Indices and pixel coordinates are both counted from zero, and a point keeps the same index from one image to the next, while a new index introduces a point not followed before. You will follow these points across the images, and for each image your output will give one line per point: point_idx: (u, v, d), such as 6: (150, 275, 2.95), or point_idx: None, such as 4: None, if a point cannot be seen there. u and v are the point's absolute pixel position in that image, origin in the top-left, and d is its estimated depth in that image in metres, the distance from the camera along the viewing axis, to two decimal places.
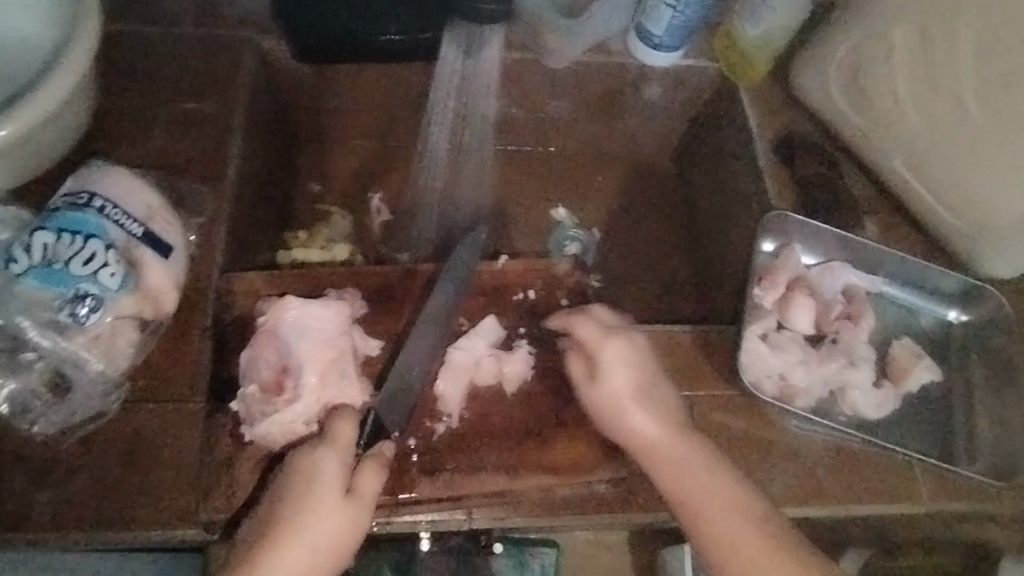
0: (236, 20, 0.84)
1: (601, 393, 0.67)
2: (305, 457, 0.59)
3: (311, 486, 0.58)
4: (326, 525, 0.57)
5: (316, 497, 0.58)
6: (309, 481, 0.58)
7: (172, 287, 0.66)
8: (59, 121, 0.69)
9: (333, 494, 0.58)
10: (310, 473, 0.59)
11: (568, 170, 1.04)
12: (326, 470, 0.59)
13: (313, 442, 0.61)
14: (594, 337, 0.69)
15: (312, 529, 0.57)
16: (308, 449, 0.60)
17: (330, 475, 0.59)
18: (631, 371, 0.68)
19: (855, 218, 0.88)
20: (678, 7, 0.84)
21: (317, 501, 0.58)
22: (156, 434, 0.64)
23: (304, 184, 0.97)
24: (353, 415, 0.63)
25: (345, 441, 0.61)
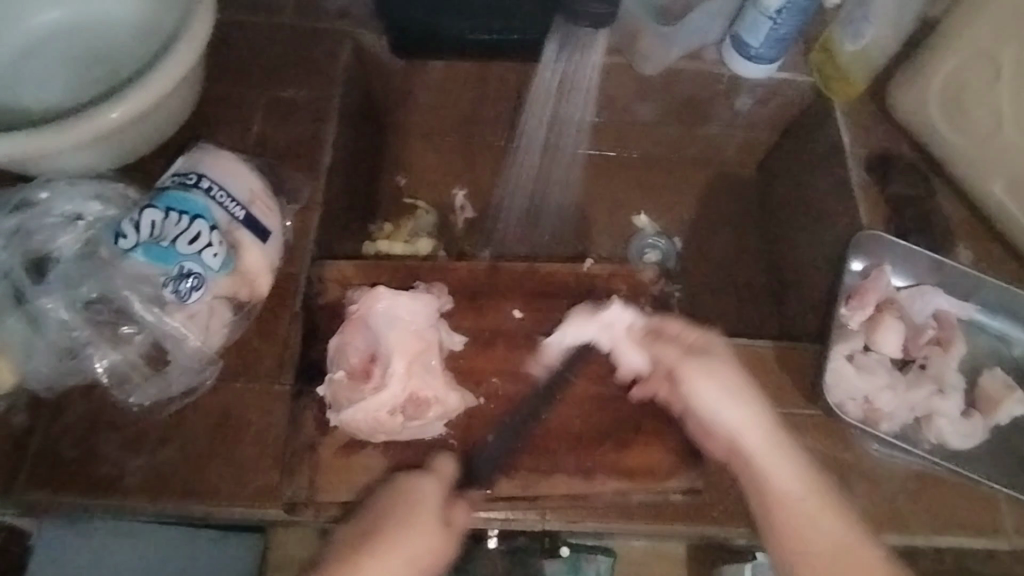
0: (335, 14, 0.86)
1: (702, 400, 0.63)
2: (406, 482, 0.61)
3: (413, 506, 0.59)
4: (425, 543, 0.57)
5: (415, 516, 0.58)
6: (409, 504, 0.59)
7: (267, 270, 0.67)
8: (170, 104, 0.71)
9: (433, 517, 0.59)
10: (415, 497, 0.60)
11: (647, 176, 1.03)
12: (428, 492, 0.60)
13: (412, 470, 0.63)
14: (708, 342, 0.66)
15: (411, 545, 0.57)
16: (409, 473, 0.62)
17: (432, 497, 0.60)
18: (748, 404, 0.63)
19: (948, 240, 0.85)
20: (778, 19, 0.83)
21: (417, 518, 0.58)
22: (244, 412, 0.66)
23: (390, 177, 0.99)
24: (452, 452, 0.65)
25: (445, 472, 0.63)
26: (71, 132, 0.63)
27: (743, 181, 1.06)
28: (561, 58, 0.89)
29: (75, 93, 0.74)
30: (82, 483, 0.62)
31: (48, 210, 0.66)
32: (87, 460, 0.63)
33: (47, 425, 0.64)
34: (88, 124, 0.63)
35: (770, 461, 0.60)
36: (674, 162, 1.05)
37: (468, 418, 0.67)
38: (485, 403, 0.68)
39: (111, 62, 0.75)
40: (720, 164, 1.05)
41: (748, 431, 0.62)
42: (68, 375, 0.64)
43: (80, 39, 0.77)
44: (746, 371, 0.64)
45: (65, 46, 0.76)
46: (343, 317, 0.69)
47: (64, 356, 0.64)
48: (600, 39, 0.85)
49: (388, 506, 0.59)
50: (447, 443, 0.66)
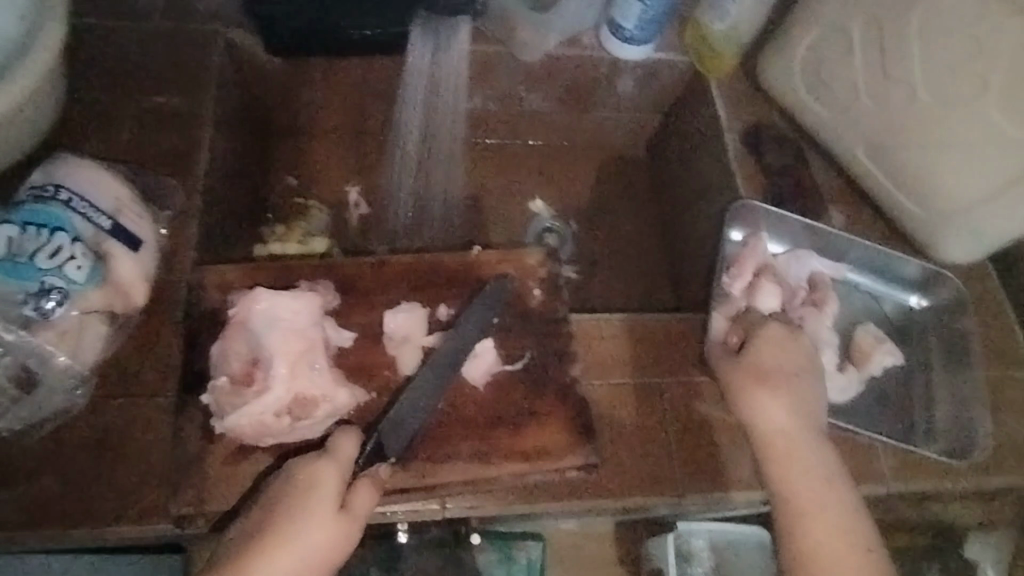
0: (206, 15, 0.84)
1: (759, 406, 0.67)
2: (304, 467, 0.60)
3: (308, 500, 0.58)
4: (321, 534, 0.57)
5: (311, 507, 0.58)
6: (299, 502, 0.58)
7: (142, 281, 0.65)
8: (26, 117, 0.68)
9: (329, 506, 0.58)
10: (308, 493, 0.59)
11: (537, 164, 1.05)
12: (325, 485, 0.59)
13: (315, 458, 0.61)
14: (754, 327, 0.72)
15: (311, 538, 0.57)
16: (308, 459, 0.61)
17: (330, 487, 0.59)
18: (787, 388, 0.68)
19: (821, 207, 0.90)
20: (646, 2, 0.86)
21: (315, 509, 0.58)
22: (126, 430, 0.63)
23: (281, 179, 0.96)
24: (354, 431, 0.63)
25: (345, 454, 0.61)
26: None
27: (633, 162, 1.09)
28: (428, 48, 0.92)
29: None
30: None
31: None
32: None
33: None
34: None
35: (807, 471, 0.65)
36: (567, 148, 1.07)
37: (360, 414, 0.66)
38: (377, 398, 0.67)
39: None
40: (609, 148, 1.08)
41: (789, 440, 0.66)
42: None
43: None
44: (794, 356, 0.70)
45: None
46: (224, 322, 0.67)
47: None
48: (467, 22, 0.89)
49: (291, 502, 0.58)
50: None
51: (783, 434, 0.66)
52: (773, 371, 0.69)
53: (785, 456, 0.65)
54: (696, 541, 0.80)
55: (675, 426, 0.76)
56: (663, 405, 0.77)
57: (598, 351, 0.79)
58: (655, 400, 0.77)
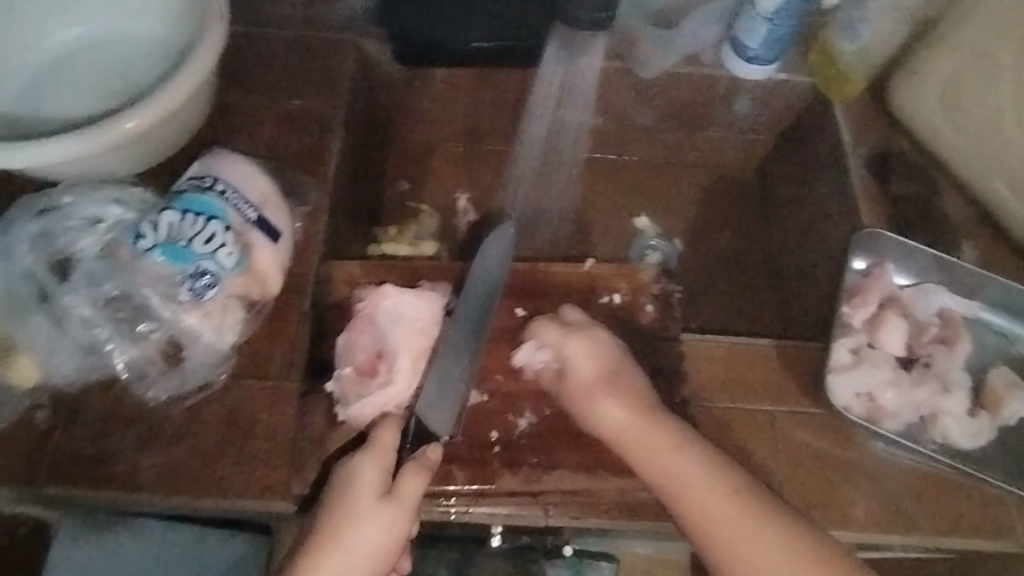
0: (344, 25, 0.89)
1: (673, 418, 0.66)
2: (348, 462, 0.62)
3: (354, 495, 0.60)
4: (374, 525, 0.59)
5: (352, 500, 0.60)
6: (343, 497, 0.60)
7: (278, 271, 0.70)
8: (187, 113, 0.74)
9: (370, 497, 0.60)
10: (354, 486, 0.61)
11: (644, 180, 1.04)
12: (365, 477, 0.61)
13: (362, 450, 0.63)
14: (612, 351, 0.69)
15: (367, 530, 0.59)
16: (353, 454, 0.63)
17: (369, 479, 0.61)
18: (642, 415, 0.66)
19: (950, 240, 0.85)
20: (776, 20, 0.85)
21: (357, 501, 0.60)
22: (255, 409, 0.67)
23: (395, 183, 1.00)
24: (396, 420, 0.65)
25: (385, 446, 0.63)
26: (87, 139, 0.66)
27: (741, 182, 1.06)
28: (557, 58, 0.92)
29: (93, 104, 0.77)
30: (100, 477, 0.64)
31: (71, 214, 0.69)
32: (105, 454, 0.65)
33: (69, 420, 0.66)
34: (106, 134, 0.66)
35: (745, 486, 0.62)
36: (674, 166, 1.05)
37: (473, 414, 0.69)
38: (489, 400, 0.70)
39: (127, 73, 0.78)
40: (720, 166, 1.06)
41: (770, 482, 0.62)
42: (89, 371, 0.67)
43: (99, 53, 0.79)
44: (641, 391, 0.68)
45: (85, 61, 0.79)
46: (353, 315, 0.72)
47: (86, 352, 0.66)
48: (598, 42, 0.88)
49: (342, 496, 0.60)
50: (452, 439, 0.67)
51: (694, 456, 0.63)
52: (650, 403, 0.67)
53: (690, 502, 0.61)
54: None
55: (783, 455, 0.74)
56: (772, 433, 0.75)
57: (709, 374, 0.76)
58: (762, 426, 0.75)
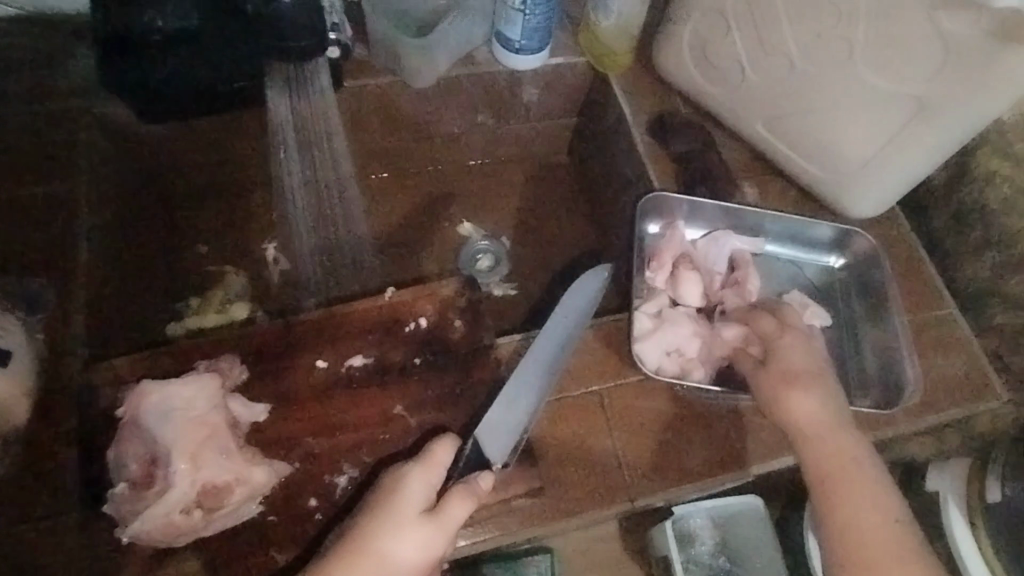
0: (71, 92, 0.79)
1: (788, 404, 0.66)
2: (395, 475, 0.61)
3: (398, 511, 0.59)
4: (405, 549, 0.58)
5: (394, 516, 0.58)
6: (399, 517, 0.59)
7: (16, 394, 0.62)
8: None
9: (412, 514, 0.59)
10: (399, 507, 0.59)
11: (452, 187, 1.01)
12: (414, 490, 0.60)
13: (410, 465, 0.61)
14: (774, 334, 0.71)
15: (392, 558, 0.57)
16: (396, 469, 0.62)
17: (413, 496, 0.60)
18: (814, 383, 0.67)
19: (732, 184, 0.89)
20: (527, 10, 0.85)
21: (402, 516, 0.59)
22: (28, 556, 0.59)
23: (192, 247, 0.89)
24: (452, 439, 0.64)
25: (435, 461, 0.62)
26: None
27: (560, 168, 1.06)
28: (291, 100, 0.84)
29: None
30: None
31: None
32: None
33: None
34: None
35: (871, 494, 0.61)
36: (492, 168, 1.04)
37: (286, 487, 0.63)
38: (301, 468, 0.64)
39: None
40: (535, 159, 1.06)
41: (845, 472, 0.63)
42: None
43: None
44: (817, 361, 0.69)
45: None
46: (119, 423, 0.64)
47: None
48: (323, 69, 0.83)
49: (364, 525, 0.58)
50: (266, 521, 0.62)
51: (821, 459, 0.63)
52: (802, 371, 0.68)
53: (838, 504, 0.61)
54: (695, 520, 0.87)
55: (619, 430, 0.73)
56: (604, 414, 0.73)
57: None
58: (594, 410, 0.73)
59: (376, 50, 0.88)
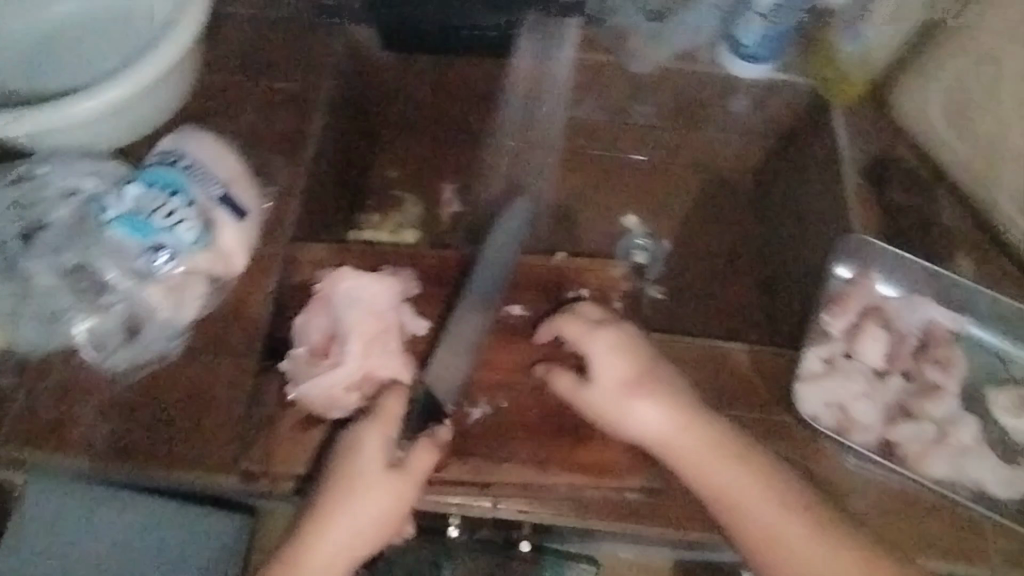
0: (332, 12, 0.90)
1: (627, 415, 0.66)
2: (356, 432, 0.63)
3: (356, 474, 0.62)
4: (386, 501, 0.62)
5: (356, 475, 0.62)
6: (354, 476, 0.62)
7: (242, 250, 0.71)
8: (168, 87, 0.76)
9: (374, 470, 0.62)
10: (356, 466, 0.62)
11: (635, 175, 0.97)
12: (371, 449, 0.62)
13: (359, 428, 0.63)
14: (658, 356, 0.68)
15: (361, 510, 0.62)
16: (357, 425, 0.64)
17: (370, 450, 0.63)
18: (661, 390, 0.66)
19: (944, 252, 0.82)
20: (770, 17, 0.85)
21: (361, 477, 0.62)
22: (210, 385, 0.68)
23: (382, 171, 0.95)
24: (404, 391, 0.65)
25: (390, 417, 0.64)
26: (61, 111, 0.70)
27: (744, 188, 0.98)
28: (530, 53, 0.94)
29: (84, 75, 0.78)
30: (58, 441, 0.66)
31: (46, 185, 0.72)
32: (61, 421, 0.67)
33: (27, 385, 0.67)
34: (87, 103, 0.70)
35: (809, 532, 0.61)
36: (675, 166, 0.98)
37: (426, 401, 0.68)
38: None
39: (115, 43, 0.79)
40: (719, 168, 0.98)
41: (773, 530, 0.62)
42: (48, 340, 0.67)
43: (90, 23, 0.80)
44: (639, 346, 0.67)
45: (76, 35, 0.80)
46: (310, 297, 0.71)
47: (46, 321, 0.67)
48: (569, 28, 0.93)
49: (337, 476, 0.62)
50: (401, 425, 0.67)
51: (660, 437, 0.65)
52: (634, 373, 0.66)
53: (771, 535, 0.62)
54: None
55: None
56: None
57: (672, 371, 0.73)
58: None
59: (606, 31, 0.94)
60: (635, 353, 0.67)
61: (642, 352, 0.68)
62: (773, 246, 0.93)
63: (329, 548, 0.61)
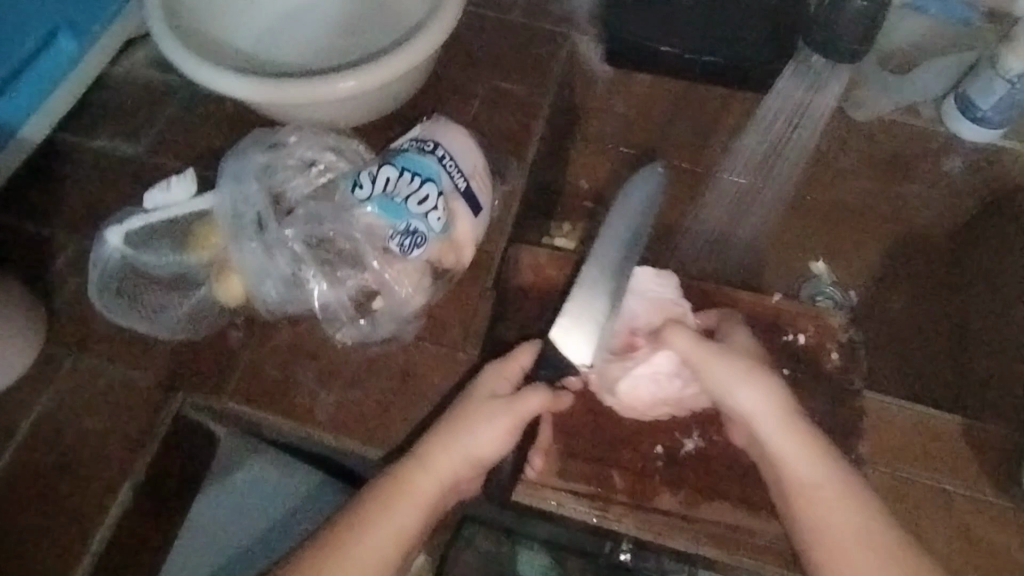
0: (560, 17, 0.87)
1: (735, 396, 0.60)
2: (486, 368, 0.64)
3: (476, 403, 0.62)
4: (502, 437, 0.61)
5: (472, 406, 0.62)
6: (494, 403, 0.62)
7: (472, 243, 0.72)
8: (410, 79, 0.77)
9: (481, 401, 0.62)
10: (495, 395, 0.62)
11: (848, 221, 0.88)
12: (487, 384, 0.63)
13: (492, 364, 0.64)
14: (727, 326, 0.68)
15: (478, 439, 0.61)
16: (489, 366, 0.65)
17: (488, 389, 0.63)
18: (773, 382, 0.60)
19: None
20: (1017, 84, 0.78)
21: (478, 406, 0.62)
22: (427, 372, 0.70)
23: (574, 179, 0.92)
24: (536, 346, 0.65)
25: (517, 363, 0.64)
26: (323, 87, 0.71)
27: (965, 248, 0.87)
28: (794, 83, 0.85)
29: (333, 56, 0.81)
30: (280, 402, 0.70)
31: (290, 153, 0.75)
32: (285, 382, 0.71)
33: (258, 342, 0.72)
34: (343, 83, 0.71)
35: None
36: (888, 221, 0.88)
37: (642, 425, 0.68)
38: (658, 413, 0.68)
39: (365, 30, 0.82)
40: (939, 226, 0.88)
41: None
42: (288, 302, 0.71)
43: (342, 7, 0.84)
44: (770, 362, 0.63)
45: (329, 16, 0.84)
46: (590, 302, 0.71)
47: (287, 284, 0.71)
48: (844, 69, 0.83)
49: (463, 401, 0.63)
50: (615, 444, 0.68)
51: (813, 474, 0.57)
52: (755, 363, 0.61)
53: None
54: None
55: (958, 543, 0.67)
56: (948, 516, 0.68)
57: (890, 437, 0.71)
58: (938, 506, 0.69)
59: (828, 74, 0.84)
60: (803, 436, 0.58)
61: (817, 440, 0.58)
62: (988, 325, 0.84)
63: (445, 462, 0.60)
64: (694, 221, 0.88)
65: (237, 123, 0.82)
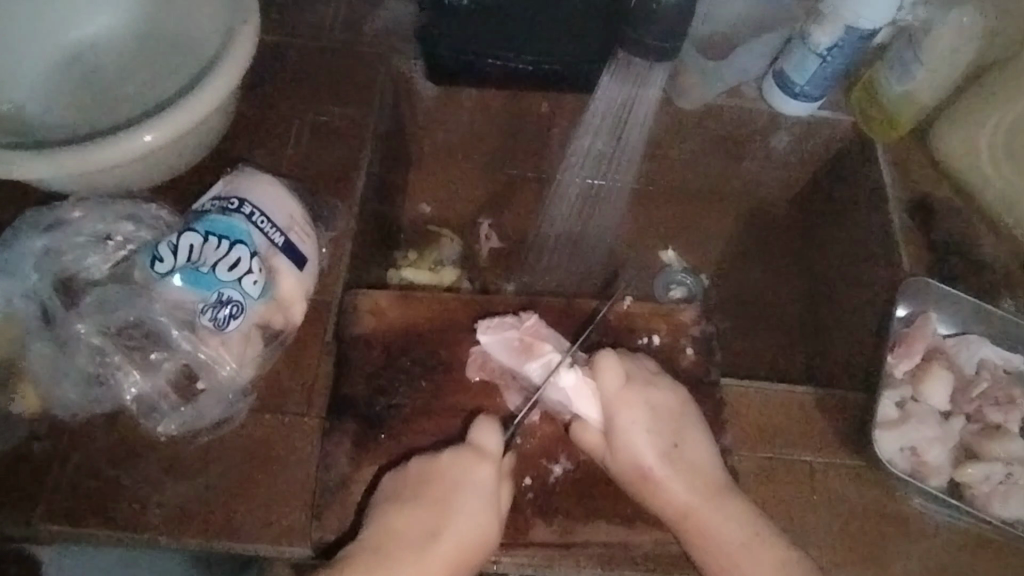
0: (372, 39, 0.83)
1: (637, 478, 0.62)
2: (456, 465, 0.59)
3: (456, 499, 0.58)
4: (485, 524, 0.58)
5: (456, 504, 0.58)
6: (469, 500, 0.58)
7: (302, 299, 0.66)
8: (209, 127, 0.69)
9: (473, 499, 0.58)
10: (468, 491, 0.58)
11: (678, 207, 1.00)
12: (476, 481, 0.58)
13: (456, 450, 0.60)
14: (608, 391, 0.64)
15: (446, 541, 0.57)
16: (454, 455, 0.60)
17: (467, 487, 0.58)
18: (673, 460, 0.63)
19: (993, 289, 0.78)
20: (828, 57, 0.79)
21: (464, 504, 0.58)
22: (270, 447, 0.64)
23: (416, 205, 0.98)
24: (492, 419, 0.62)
25: (485, 449, 0.60)
26: (95, 155, 0.61)
27: (770, 221, 1.00)
28: (624, 84, 0.85)
29: (120, 111, 0.73)
30: (104, 514, 0.61)
31: (78, 230, 0.65)
32: (108, 491, 0.61)
33: (70, 451, 0.62)
34: (117, 149, 0.61)
35: None
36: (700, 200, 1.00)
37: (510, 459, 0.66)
38: (523, 442, 0.66)
39: (152, 78, 0.74)
40: (750, 202, 1.00)
41: None
42: (95, 401, 0.63)
43: (127, 54, 0.75)
44: (665, 426, 0.64)
45: (111, 66, 0.75)
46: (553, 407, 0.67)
47: (91, 382, 0.62)
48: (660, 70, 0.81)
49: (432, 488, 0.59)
50: None
51: (703, 521, 0.61)
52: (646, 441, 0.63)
53: None
54: None
55: (824, 513, 0.69)
56: (812, 490, 0.70)
57: (749, 420, 0.73)
58: (803, 481, 0.71)
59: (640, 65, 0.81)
60: (694, 488, 0.62)
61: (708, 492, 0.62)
62: (810, 286, 0.94)
63: (421, 562, 0.56)
64: (540, 233, 0.97)
65: (15, 198, 0.72)
